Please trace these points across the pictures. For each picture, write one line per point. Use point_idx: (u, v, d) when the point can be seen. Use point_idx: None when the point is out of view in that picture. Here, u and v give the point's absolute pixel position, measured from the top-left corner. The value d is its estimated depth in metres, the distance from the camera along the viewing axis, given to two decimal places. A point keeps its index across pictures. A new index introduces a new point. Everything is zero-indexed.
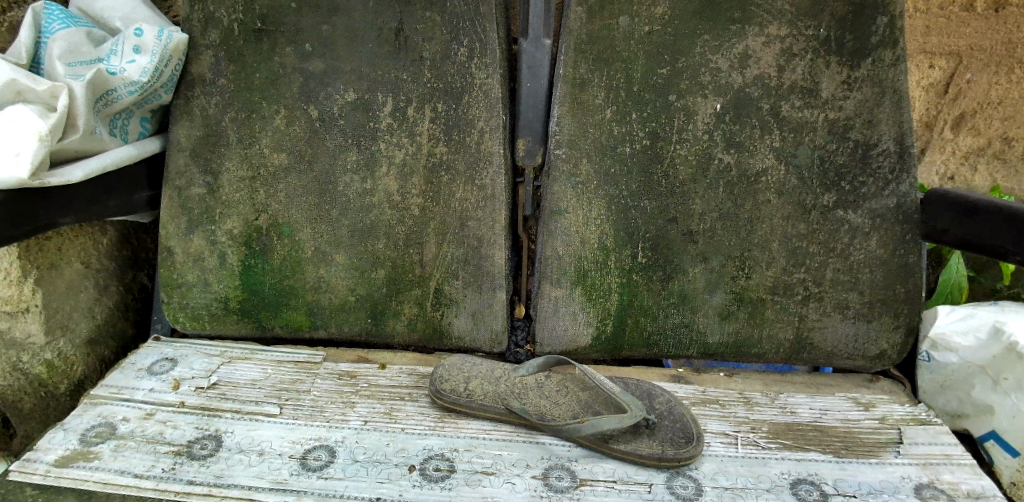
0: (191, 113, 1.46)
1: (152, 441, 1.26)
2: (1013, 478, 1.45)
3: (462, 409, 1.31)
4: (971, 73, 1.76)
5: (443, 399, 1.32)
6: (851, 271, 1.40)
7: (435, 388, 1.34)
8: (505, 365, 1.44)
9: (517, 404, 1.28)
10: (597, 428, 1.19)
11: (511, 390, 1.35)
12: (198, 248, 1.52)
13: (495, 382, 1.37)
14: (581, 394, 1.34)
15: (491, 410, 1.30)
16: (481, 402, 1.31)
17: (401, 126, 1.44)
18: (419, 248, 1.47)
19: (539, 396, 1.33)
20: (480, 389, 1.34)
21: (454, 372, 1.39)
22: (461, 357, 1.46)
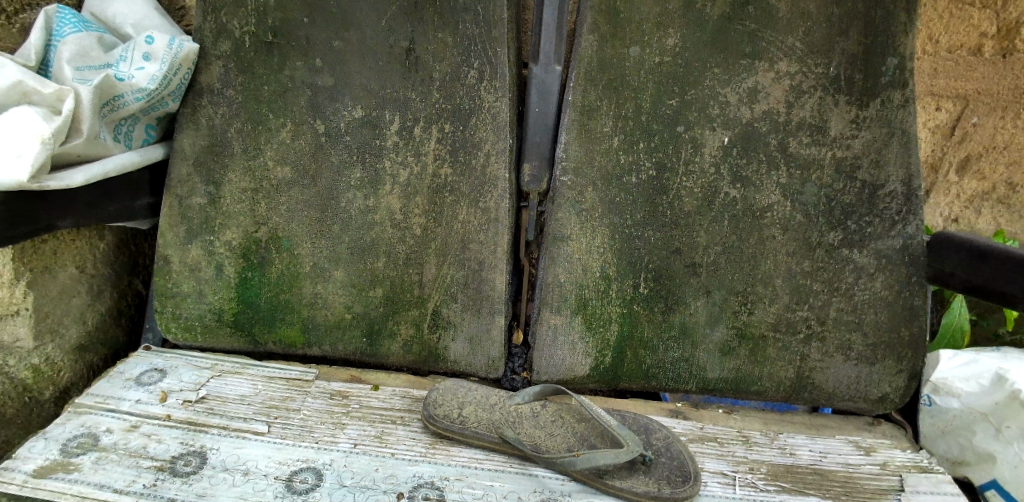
0: (197, 122, 1.45)
1: (135, 454, 1.24)
2: None
3: (454, 436, 1.28)
4: (978, 117, 1.75)
5: (435, 425, 1.29)
6: (855, 312, 1.38)
7: (427, 413, 1.32)
8: (501, 391, 1.40)
9: (511, 434, 1.25)
10: (592, 462, 1.17)
11: (505, 419, 1.31)
12: (195, 258, 1.50)
13: (490, 408, 1.34)
14: (577, 426, 1.31)
15: (484, 439, 1.27)
16: (475, 430, 1.28)
17: (406, 145, 1.43)
18: (419, 268, 1.45)
19: (534, 426, 1.30)
20: (474, 416, 1.31)
21: (447, 397, 1.36)
22: (456, 381, 1.42)
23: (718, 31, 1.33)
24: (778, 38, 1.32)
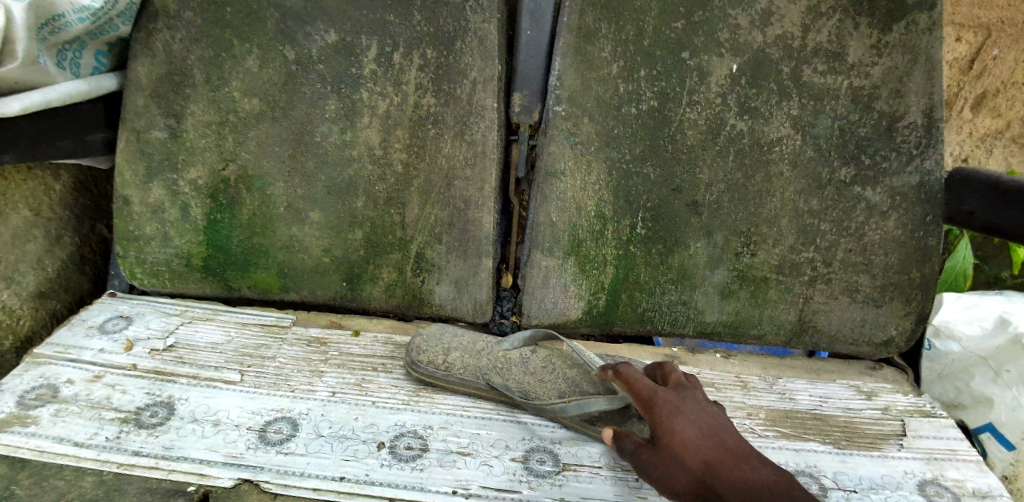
0: (153, 48, 1.32)
1: (98, 406, 1.16)
2: (1005, 472, 1.36)
3: (440, 382, 1.21)
4: (999, 50, 1.65)
5: (420, 371, 1.21)
6: (864, 253, 1.30)
7: (411, 358, 1.23)
8: (488, 336, 1.32)
9: (499, 381, 1.18)
10: (583, 409, 1.10)
11: (493, 365, 1.23)
12: (158, 198, 1.38)
13: (477, 355, 1.26)
14: (568, 371, 1.24)
15: (471, 385, 1.20)
16: (461, 377, 1.20)
17: (386, 74, 1.30)
18: (401, 208, 1.35)
19: (524, 373, 1.22)
20: (460, 362, 1.23)
21: (432, 342, 1.27)
22: (441, 326, 1.34)
23: None
24: None
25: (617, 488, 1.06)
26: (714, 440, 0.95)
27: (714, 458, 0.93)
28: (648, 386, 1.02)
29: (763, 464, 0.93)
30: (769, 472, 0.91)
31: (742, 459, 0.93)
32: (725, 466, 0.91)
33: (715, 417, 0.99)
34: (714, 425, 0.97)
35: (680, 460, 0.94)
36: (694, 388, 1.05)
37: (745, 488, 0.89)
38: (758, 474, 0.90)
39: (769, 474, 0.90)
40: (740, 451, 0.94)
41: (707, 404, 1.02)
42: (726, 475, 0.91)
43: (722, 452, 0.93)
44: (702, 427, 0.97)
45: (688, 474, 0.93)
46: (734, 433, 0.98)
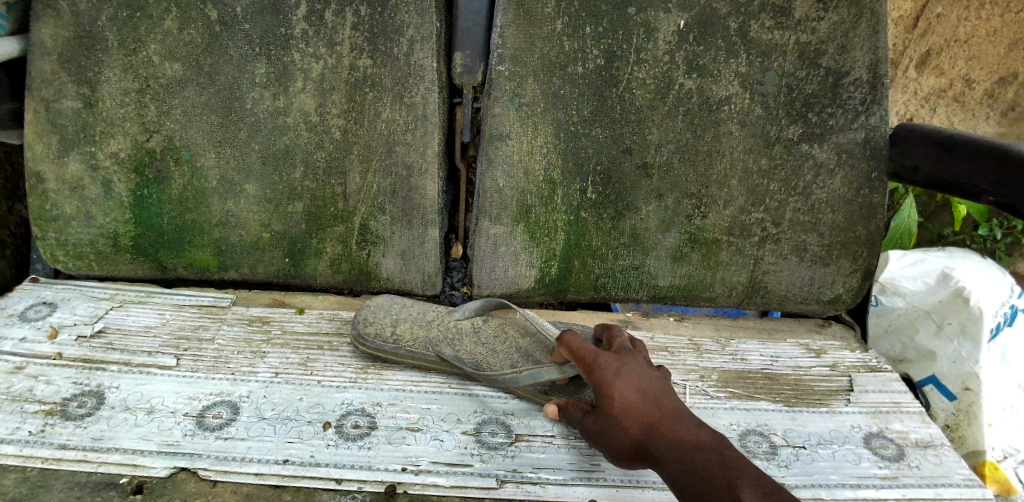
0: (58, 8, 1.20)
1: (19, 399, 1.08)
2: (947, 421, 1.37)
3: (389, 356, 1.17)
4: (942, 7, 1.66)
5: (367, 346, 1.17)
6: (813, 212, 1.30)
7: (357, 332, 1.18)
8: (439, 306, 1.28)
9: (449, 353, 1.14)
10: (536, 379, 1.07)
11: (444, 336, 1.19)
12: (76, 174, 1.29)
13: (426, 326, 1.21)
14: (521, 340, 1.20)
15: (421, 358, 1.16)
16: (410, 350, 1.16)
17: (317, 33, 1.22)
18: (342, 177, 1.29)
19: (476, 343, 1.19)
20: (408, 334, 1.18)
21: (379, 313, 1.23)
22: (389, 297, 1.28)
23: None
24: None
25: (571, 456, 1.05)
26: (653, 400, 0.93)
27: (651, 418, 0.91)
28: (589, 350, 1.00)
29: (701, 423, 0.91)
30: (705, 431, 0.89)
31: (676, 418, 0.91)
32: (661, 426, 0.90)
33: (657, 379, 0.97)
34: (654, 386, 0.96)
35: (617, 423, 0.93)
36: (638, 351, 1.03)
37: (678, 446, 0.87)
38: (693, 432, 0.89)
39: (705, 433, 0.89)
40: (678, 411, 0.93)
41: (648, 365, 1.00)
42: (662, 435, 0.89)
43: (658, 412, 0.92)
44: (641, 388, 0.95)
45: (627, 437, 0.92)
46: (676, 394, 0.96)
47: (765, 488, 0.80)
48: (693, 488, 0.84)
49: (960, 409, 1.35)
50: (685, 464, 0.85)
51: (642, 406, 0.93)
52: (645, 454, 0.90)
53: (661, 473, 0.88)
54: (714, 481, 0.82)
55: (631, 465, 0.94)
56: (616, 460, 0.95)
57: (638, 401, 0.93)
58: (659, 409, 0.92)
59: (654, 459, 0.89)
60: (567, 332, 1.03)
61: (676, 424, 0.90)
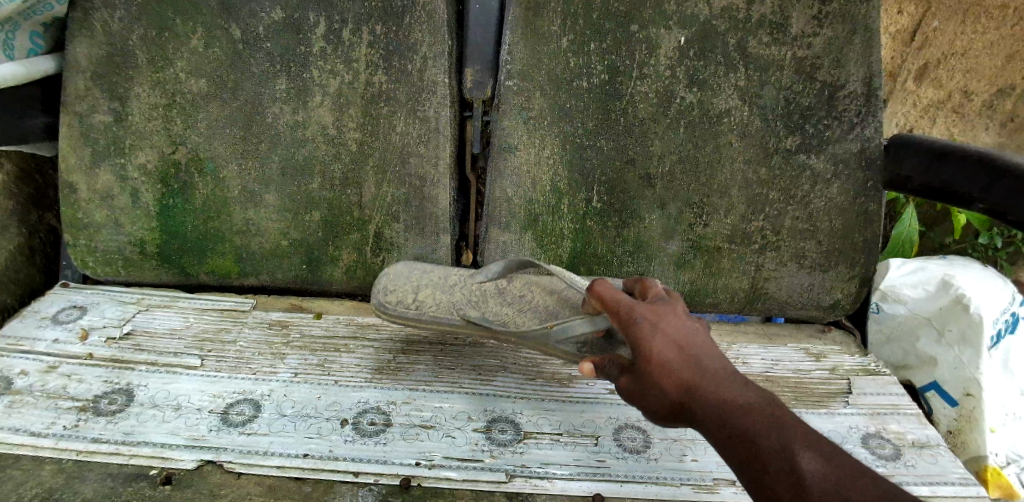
0: (91, 28, 1.27)
1: (54, 396, 1.15)
2: (949, 427, 1.40)
3: (412, 323, 1.18)
4: (938, 21, 1.70)
5: (389, 313, 1.18)
6: (811, 220, 1.35)
7: (378, 302, 1.20)
8: (462, 270, 1.29)
9: (476, 315, 1.16)
10: (566, 334, 1.09)
11: (468, 298, 1.22)
12: (106, 184, 1.36)
13: (448, 290, 1.23)
14: (546, 299, 1.22)
15: (445, 323, 1.17)
16: (433, 314, 1.18)
17: (336, 51, 1.29)
18: (358, 187, 1.35)
19: (501, 304, 1.20)
20: (431, 300, 1.20)
21: (401, 281, 1.25)
22: (407, 264, 1.30)
23: None
24: None
25: (577, 453, 1.09)
26: (693, 357, 0.88)
27: (692, 377, 0.86)
28: (624, 306, 0.95)
29: (744, 380, 0.87)
30: (749, 389, 0.85)
31: (720, 377, 0.86)
32: (703, 386, 0.85)
33: (694, 332, 0.92)
34: (692, 342, 0.90)
35: (654, 383, 0.88)
36: (672, 302, 0.97)
37: (724, 408, 0.83)
38: (737, 393, 0.85)
39: (751, 392, 0.85)
40: (720, 368, 0.88)
41: (686, 317, 0.95)
42: (704, 396, 0.84)
43: (700, 372, 0.86)
44: (680, 345, 0.89)
45: (666, 398, 0.87)
46: (713, 348, 0.91)
47: (818, 450, 0.77)
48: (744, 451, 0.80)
49: (962, 415, 1.38)
50: (733, 428, 0.81)
51: (682, 364, 0.87)
52: (686, 416, 0.86)
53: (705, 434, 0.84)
54: (768, 444, 0.78)
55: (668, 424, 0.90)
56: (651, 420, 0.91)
57: (678, 360, 0.88)
58: (699, 367, 0.87)
59: (697, 421, 0.85)
60: (596, 285, 0.99)
61: (719, 383, 0.85)
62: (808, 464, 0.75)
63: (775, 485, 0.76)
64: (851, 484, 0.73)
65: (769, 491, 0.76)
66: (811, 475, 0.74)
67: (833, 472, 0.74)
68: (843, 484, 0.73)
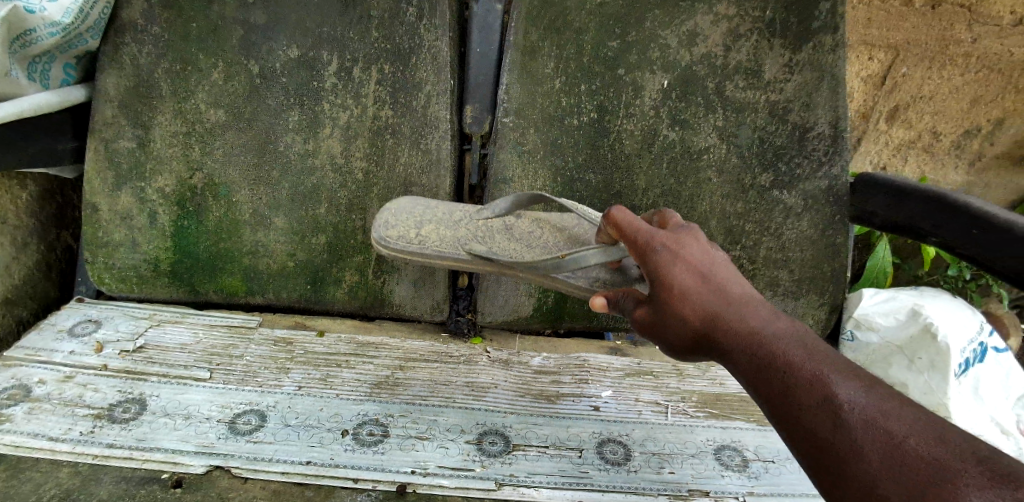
0: (120, 61, 1.38)
1: (70, 403, 1.22)
2: None
3: (414, 256, 1.24)
4: (906, 67, 1.78)
5: (390, 248, 1.23)
6: (784, 250, 1.44)
7: (379, 236, 1.24)
8: (464, 207, 1.33)
9: (482, 249, 1.21)
10: (579, 263, 1.11)
11: (474, 233, 1.27)
12: (126, 206, 1.45)
13: (453, 226, 1.27)
14: (550, 237, 1.27)
15: (449, 257, 1.23)
16: (437, 249, 1.23)
17: (346, 87, 1.39)
18: (362, 213, 1.45)
19: (508, 239, 1.25)
20: (435, 235, 1.25)
21: (402, 217, 1.28)
22: (413, 199, 1.34)
23: None
24: None
25: (563, 465, 1.17)
26: (716, 289, 0.93)
27: (715, 308, 0.91)
28: (643, 236, 0.99)
29: (770, 311, 0.91)
30: (775, 319, 0.89)
31: (742, 306, 0.91)
32: (727, 317, 0.90)
33: (715, 265, 0.97)
34: (715, 275, 0.95)
35: (676, 314, 0.93)
36: (693, 232, 1.01)
37: (750, 339, 0.87)
38: (762, 324, 0.89)
39: (778, 324, 0.89)
40: (745, 301, 0.92)
41: (708, 246, 0.99)
42: (727, 329, 0.89)
43: (724, 304, 0.91)
44: (702, 278, 0.94)
45: (688, 328, 0.92)
46: (736, 281, 0.95)
47: (849, 376, 0.80)
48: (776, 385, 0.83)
49: None
50: (761, 358, 0.85)
51: (705, 296, 0.92)
52: (711, 347, 0.91)
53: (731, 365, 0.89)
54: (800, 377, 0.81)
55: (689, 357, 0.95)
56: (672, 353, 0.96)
57: (701, 292, 0.93)
58: (722, 298, 0.92)
59: (722, 351, 0.89)
60: (615, 216, 1.01)
61: (744, 314, 0.90)
62: (840, 389, 0.78)
63: (807, 411, 0.79)
64: (883, 408, 0.76)
65: (799, 417, 0.79)
66: (844, 398, 0.77)
67: (866, 398, 0.77)
68: (875, 407, 0.76)
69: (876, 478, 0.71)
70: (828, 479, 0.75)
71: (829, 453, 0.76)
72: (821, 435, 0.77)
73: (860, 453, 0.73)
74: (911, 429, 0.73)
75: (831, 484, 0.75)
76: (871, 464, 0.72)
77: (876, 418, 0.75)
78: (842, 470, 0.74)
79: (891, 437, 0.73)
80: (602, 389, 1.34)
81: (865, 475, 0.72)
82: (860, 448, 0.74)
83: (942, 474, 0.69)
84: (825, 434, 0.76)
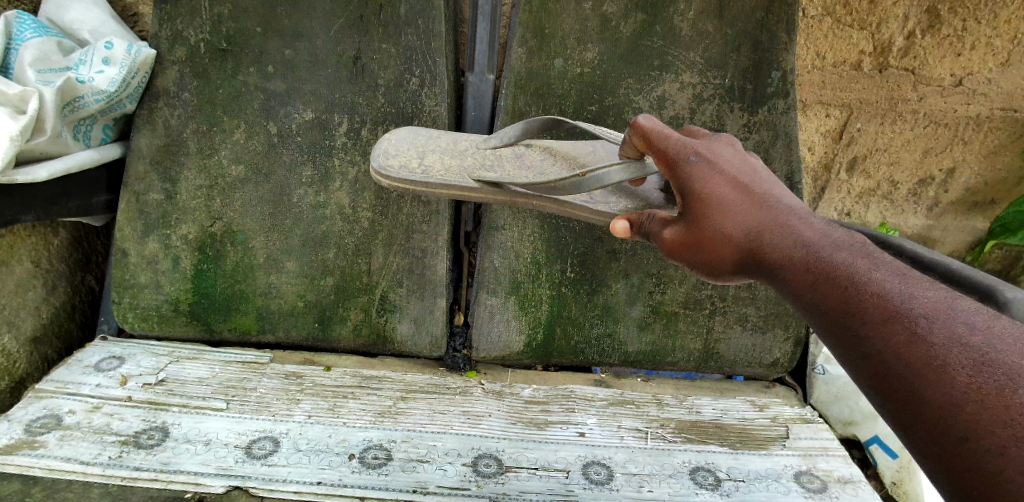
0: (153, 123, 1.54)
1: (99, 431, 1.33)
2: (892, 478, 1.64)
3: (414, 186, 1.32)
4: (861, 124, 1.88)
5: (391, 177, 1.32)
6: (751, 289, 1.59)
7: (378, 165, 1.33)
8: (469, 139, 1.45)
9: (489, 177, 1.30)
10: (598, 181, 1.22)
11: (479, 163, 1.37)
12: (152, 251, 1.58)
13: (457, 158, 1.38)
14: (558, 161, 1.39)
15: (453, 185, 1.31)
16: (443, 179, 1.31)
17: (355, 145, 1.56)
18: (368, 257, 1.59)
19: (516, 166, 1.37)
20: (438, 166, 1.35)
21: (400, 145, 1.39)
22: (411, 129, 1.45)
23: (632, 47, 1.50)
24: (683, 51, 1.51)
25: (551, 485, 1.30)
26: (761, 210, 1.05)
27: (761, 227, 1.03)
28: (674, 150, 1.12)
29: (823, 229, 1.01)
30: (828, 235, 1.00)
31: (786, 221, 1.03)
32: (774, 235, 1.02)
33: (753, 182, 1.10)
34: (755, 193, 1.08)
35: (721, 231, 1.05)
36: (725, 152, 1.14)
37: (805, 260, 0.97)
38: (816, 238, 0.99)
39: (831, 237, 0.99)
40: (793, 220, 1.03)
41: (742, 164, 1.12)
42: (780, 244, 1.01)
43: (769, 219, 1.03)
44: (743, 198, 1.07)
45: (733, 247, 1.04)
46: (778, 197, 1.08)
47: (918, 292, 0.87)
48: (838, 298, 0.92)
49: (902, 467, 1.63)
50: (822, 278, 0.94)
51: (748, 215, 1.05)
52: (761, 265, 1.02)
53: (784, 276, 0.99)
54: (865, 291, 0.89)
55: (731, 276, 1.08)
56: (713, 273, 1.08)
57: (743, 211, 1.05)
58: (769, 218, 1.04)
59: (773, 270, 1.00)
60: (643, 124, 1.16)
61: (794, 233, 1.01)
62: (908, 304, 0.86)
63: (874, 329, 0.87)
64: (955, 321, 0.82)
65: (865, 332, 0.88)
66: (917, 314, 0.84)
67: (938, 311, 0.84)
68: (946, 322, 0.83)
69: (957, 395, 0.78)
70: (900, 397, 0.83)
71: (898, 372, 0.83)
72: (889, 353, 0.85)
73: (938, 370, 0.80)
74: (988, 343, 0.79)
75: (902, 402, 0.83)
76: (946, 381, 0.79)
77: (950, 331, 0.82)
78: (913, 388, 0.82)
79: (969, 349, 0.80)
80: (588, 417, 1.46)
81: (943, 392, 0.79)
82: (939, 364, 0.80)
83: (1017, 384, 0.75)
84: (899, 350, 0.84)
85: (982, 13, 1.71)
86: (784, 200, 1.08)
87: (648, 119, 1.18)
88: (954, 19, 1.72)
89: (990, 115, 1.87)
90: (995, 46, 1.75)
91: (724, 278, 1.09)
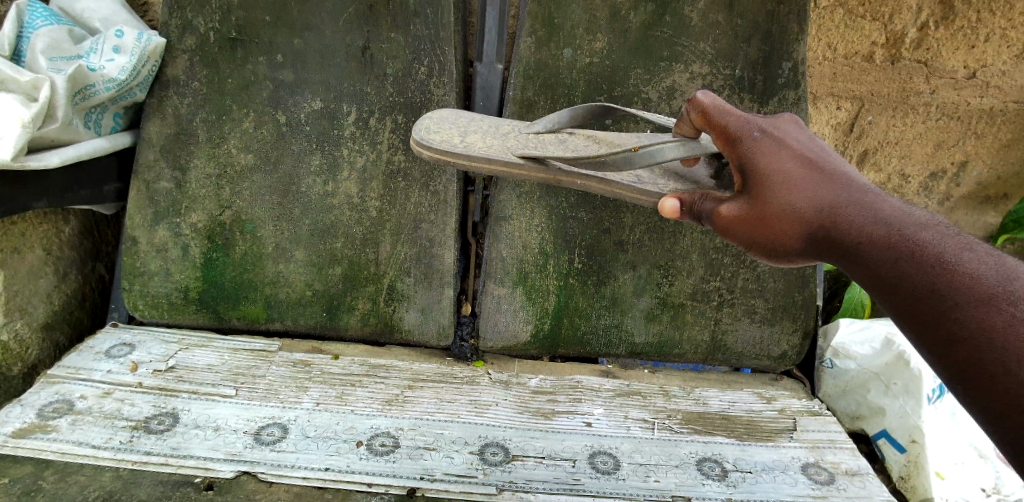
0: (163, 112, 1.55)
1: (110, 416, 1.35)
2: (901, 472, 1.58)
3: (456, 158, 1.30)
4: (872, 116, 1.86)
5: (433, 149, 1.30)
6: (758, 281, 1.59)
7: (420, 138, 1.32)
8: (511, 124, 1.43)
9: (534, 153, 1.28)
10: (650, 158, 1.20)
11: (522, 144, 1.35)
12: (162, 239, 1.59)
13: (497, 138, 1.36)
14: (602, 146, 1.39)
15: (495, 160, 1.29)
16: (484, 153, 1.29)
17: (363, 135, 1.56)
18: (375, 247, 1.59)
19: (561, 149, 1.35)
20: (480, 143, 1.33)
21: (442, 124, 1.38)
22: (452, 111, 1.45)
23: (641, 38, 1.49)
24: (692, 42, 1.50)
25: (557, 473, 1.30)
26: (833, 189, 1.05)
27: (834, 206, 1.02)
28: (736, 128, 1.14)
29: (901, 208, 1.01)
30: (909, 214, 0.99)
31: (861, 201, 1.02)
32: (849, 214, 1.01)
33: (822, 161, 1.10)
34: (825, 171, 1.08)
35: (792, 208, 1.04)
36: (793, 133, 1.15)
37: (885, 237, 0.97)
38: (895, 216, 0.99)
39: (912, 215, 0.99)
40: (868, 199, 1.03)
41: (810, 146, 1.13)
42: (854, 224, 1.00)
43: (841, 198, 1.03)
44: (813, 175, 1.07)
45: (803, 224, 1.03)
46: (850, 177, 1.07)
47: (1013, 274, 0.87)
48: (922, 277, 0.91)
49: (910, 461, 1.57)
50: (904, 256, 0.94)
51: (819, 192, 1.04)
52: (832, 243, 1.01)
53: (859, 255, 0.98)
54: (954, 270, 0.89)
55: (795, 256, 1.07)
56: (775, 253, 1.08)
57: (814, 188, 1.05)
58: (843, 197, 1.03)
59: (847, 249, 0.99)
60: (703, 100, 1.19)
61: (870, 212, 1.00)
62: (1005, 286, 0.85)
63: (966, 311, 0.86)
64: None
65: (954, 314, 0.87)
66: (1014, 297, 0.84)
67: None
68: None
69: None
70: (994, 385, 0.82)
71: (993, 359, 0.82)
72: (984, 336, 0.84)
73: None
74: None
75: (995, 389, 0.82)
76: None
77: None
78: (1011, 373, 0.81)
79: None
80: (594, 407, 1.46)
81: None
82: None
83: None
84: (996, 333, 0.83)
85: (998, 4, 1.68)
86: (855, 178, 1.07)
87: (708, 96, 1.20)
88: (968, 10, 1.70)
89: (1004, 108, 1.85)
90: (1010, 37, 1.73)
91: (787, 259, 1.08)
